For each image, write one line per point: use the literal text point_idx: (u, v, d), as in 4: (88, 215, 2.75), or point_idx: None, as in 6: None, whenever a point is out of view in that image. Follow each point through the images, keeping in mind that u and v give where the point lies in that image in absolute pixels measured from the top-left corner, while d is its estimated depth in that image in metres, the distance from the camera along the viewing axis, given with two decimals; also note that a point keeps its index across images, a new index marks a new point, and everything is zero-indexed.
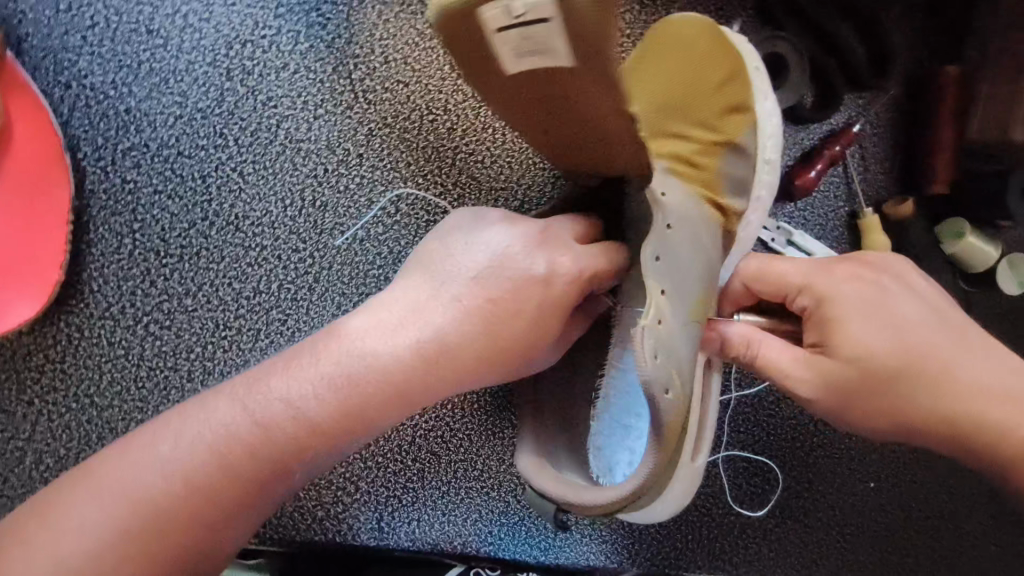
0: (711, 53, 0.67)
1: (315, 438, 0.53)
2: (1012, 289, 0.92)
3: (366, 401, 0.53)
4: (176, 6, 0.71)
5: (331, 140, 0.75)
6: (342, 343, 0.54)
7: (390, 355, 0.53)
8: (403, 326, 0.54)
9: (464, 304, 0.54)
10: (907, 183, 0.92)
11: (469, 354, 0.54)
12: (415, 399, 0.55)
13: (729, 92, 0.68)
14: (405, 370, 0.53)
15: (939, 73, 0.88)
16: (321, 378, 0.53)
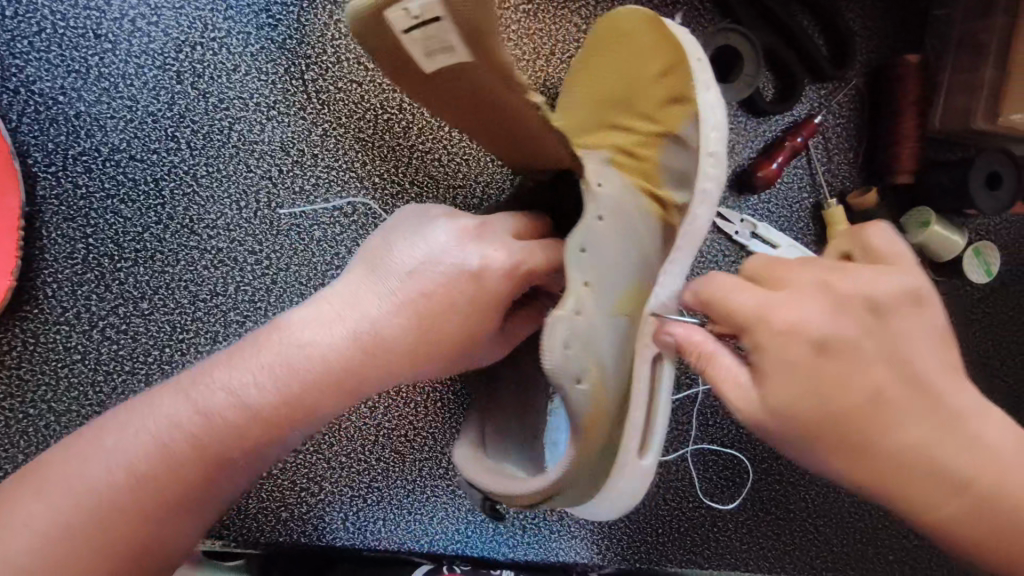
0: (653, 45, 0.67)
1: (258, 426, 0.52)
2: (978, 277, 0.92)
3: (312, 389, 0.52)
4: (123, 10, 0.71)
5: (285, 141, 0.75)
6: (284, 334, 0.53)
7: (330, 344, 0.52)
8: (345, 316, 0.53)
9: (402, 293, 0.54)
10: (870, 174, 0.92)
11: (413, 342, 0.54)
12: (362, 386, 0.54)
13: (670, 81, 0.67)
14: (349, 358, 0.52)
15: (900, 62, 0.88)
16: (263, 368, 0.52)
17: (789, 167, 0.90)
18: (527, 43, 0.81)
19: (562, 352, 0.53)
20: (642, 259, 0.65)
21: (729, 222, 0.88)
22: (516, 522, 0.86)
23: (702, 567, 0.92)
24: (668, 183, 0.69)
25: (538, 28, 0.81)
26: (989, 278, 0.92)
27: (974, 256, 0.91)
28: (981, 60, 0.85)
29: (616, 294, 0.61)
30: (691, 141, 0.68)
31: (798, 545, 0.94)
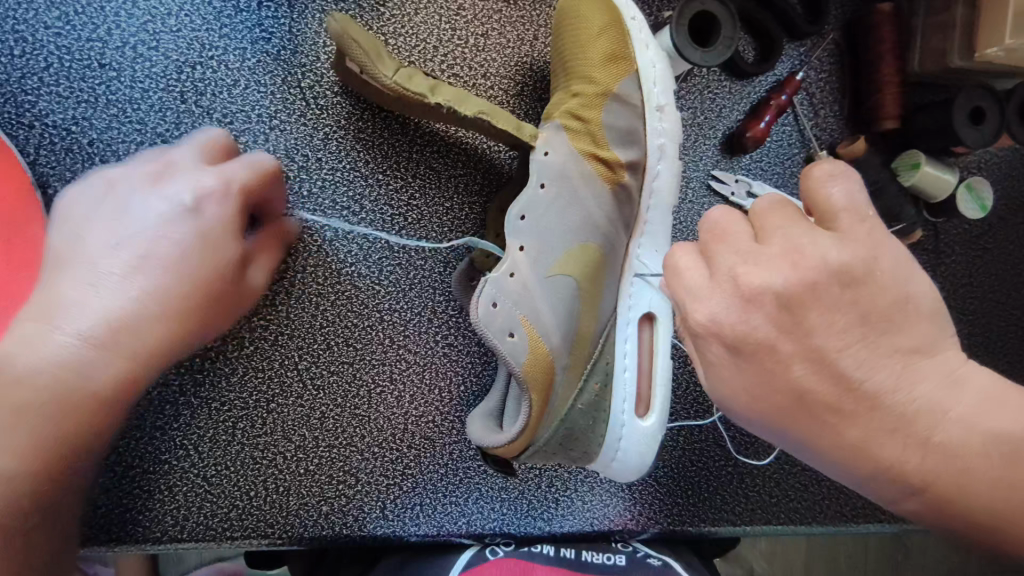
0: (591, 10, 0.71)
1: (130, 354, 0.59)
2: (971, 212, 0.93)
3: (155, 314, 0.59)
4: (124, 39, 0.74)
5: (290, 149, 0.78)
6: (78, 292, 0.57)
7: (159, 269, 0.59)
8: (133, 256, 0.59)
9: (156, 187, 0.62)
10: (856, 123, 0.94)
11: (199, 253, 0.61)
12: (205, 294, 0.62)
13: (608, 46, 0.71)
14: (176, 275, 0.60)
15: (874, 12, 0.90)
16: (104, 309, 0.57)
17: (777, 125, 0.93)
18: (511, 30, 0.84)
19: (494, 308, 0.64)
20: (594, 224, 0.70)
21: (723, 184, 0.90)
22: (548, 496, 0.88)
23: (735, 524, 0.94)
24: (615, 143, 0.72)
25: (521, 15, 0.84)
26: (983, 213, 0.93)
27: (968, 195, 0.93)
28: (952, 1, 0.87)
29: (557, 258, 0.68)
30: (630, 101, 0.73)
31: (828, 495, 0.96)
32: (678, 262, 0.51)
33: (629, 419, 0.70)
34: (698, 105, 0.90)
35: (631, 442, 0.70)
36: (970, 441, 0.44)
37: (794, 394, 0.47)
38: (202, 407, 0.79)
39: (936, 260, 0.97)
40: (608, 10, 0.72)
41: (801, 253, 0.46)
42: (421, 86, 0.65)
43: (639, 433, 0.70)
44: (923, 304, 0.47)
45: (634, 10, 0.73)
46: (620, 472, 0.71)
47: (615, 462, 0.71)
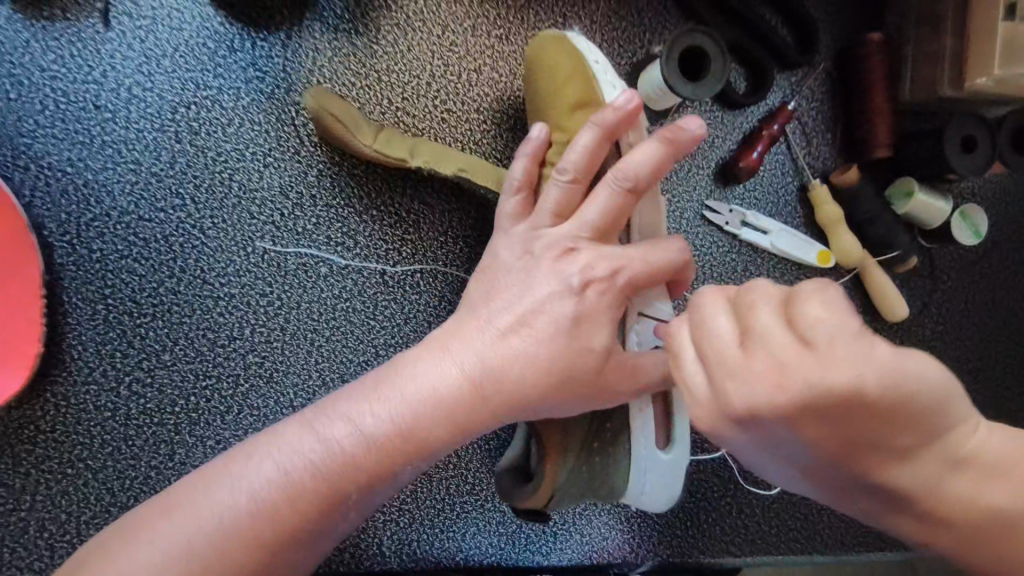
0: (556, 65, 0.71)
1: (352, 473, 0.55)
2: (967, 239, 0.93)
3: (465, 406, 0.58)
4: (119, 80, 0.75)
5: (283, 186, 0.79)
6: (277, 427, 0.57)
7: (439, 379, 0.58)
8: (393, 381, 0.58)
9: (555, 261, 0.61)
10: (849, 152, 0.94)
11: (572, 343, 0.59)
12: (499, 398, 0.58)
13: (571, 96, 0.69)
14: (433, 383, 0.58)
15: (864, 42, 0.91)
16: (327, 434, 0.55)
17: (770, 154, 0.93)
18: (503, 65, 0.85)
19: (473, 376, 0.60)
20: None
21: (717, 213, 0.91)
22: (546, 529, 0.88)
23: (735, 555, 0.93)
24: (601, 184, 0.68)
25: (513, 50, 0.85)
26: (978, 240, 0.93)
27: (962, 221, 0.93)
28: (941, 31, 0.87)
29: None
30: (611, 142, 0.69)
31: (828, 524, 0.96)
32: (678, 347, 0.47)
33: (652, 459, 0.67)
34: None
35: (654, 477, 0.68)
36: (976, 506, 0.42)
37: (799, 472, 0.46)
38: (198, 446, 0.77)
39: (931, 288, 0.97)
40: (572, 59, 0.70)
41: (787, 368, 0.39)
42: (399, 152, 0.75)
43: (662, 471, 0.68)
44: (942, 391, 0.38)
45: (597, 54, 0.70)
46: (647, 507, 0.70)
47: (640, 499, 0.69)
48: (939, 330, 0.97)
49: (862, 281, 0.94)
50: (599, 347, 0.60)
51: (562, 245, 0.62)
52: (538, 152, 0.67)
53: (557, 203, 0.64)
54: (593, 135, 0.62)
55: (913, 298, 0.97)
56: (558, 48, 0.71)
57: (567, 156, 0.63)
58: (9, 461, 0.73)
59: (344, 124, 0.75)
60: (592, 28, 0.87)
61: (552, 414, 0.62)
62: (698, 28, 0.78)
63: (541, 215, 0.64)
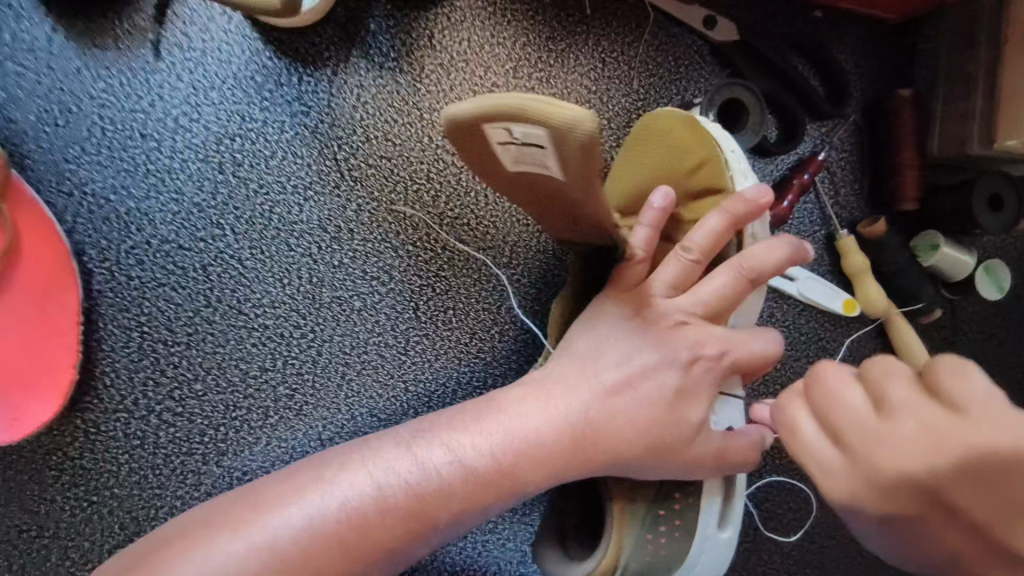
0: (681, 140, 0.69)
1: (444, 498, 0.57)
2: (990, 294, 0.95)
3: (558, 449, 0.60)
4: (166, 110, 0.76)
5: (322, 219, 0.79)
6: (374, 442, 0.60)
7: (542, 422, 0.60)
8: (495, 414, 0.61)
9: (665, 331, 0.65)
10: (877, 203, 0.96)
11: (672, 411, 0.64)
12: (593, 446, 0.61)
13: (702, 180, 0.69)
14: (531, 424, 0.60)
15: (894, 97, 0.92)
16: (426, 457, 0.58)
17: (799, 204, 0.94)
18: None
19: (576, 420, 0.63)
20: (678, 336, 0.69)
21: None
22: None
23: None
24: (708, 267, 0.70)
25: (553, 93, 0.86)
26: (1001, 294, 0.95)
27: (987, 279, 0.94)
28: (971, 90, 0.89)
29: None
30: None
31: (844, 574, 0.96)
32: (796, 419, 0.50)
33: (712, 532, 0.70)
34: None
35: (711, 551, 0.70)
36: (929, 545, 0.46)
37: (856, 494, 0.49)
38: (225, 477, 0.76)
39: (953, 339, 0.98)
40: (701, 139, 0.69)
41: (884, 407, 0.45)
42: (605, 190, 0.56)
43: (721, 546, 0.71)
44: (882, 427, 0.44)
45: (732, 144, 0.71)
46: None
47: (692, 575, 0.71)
48: None
49: (886, 330, 0.95)
50: (694, 421, 0.64)
51: (674, 319, 0.65)
52: (660, 222, 0.64)
53: (677, 279, 0.65)
54: (722, 220, 0.64)
55: (934, 348, 0.98)
56: (683, 125, 0.69)
57: (693, 236, 0.64)
58: (36, 486, 0.73)
59: (532, 152, 0.52)
60: (630, 74, 0.89)
61: (633, 473, 0.65)
62: (738, 81, 0.80)
63: (660, 284, 0.65)
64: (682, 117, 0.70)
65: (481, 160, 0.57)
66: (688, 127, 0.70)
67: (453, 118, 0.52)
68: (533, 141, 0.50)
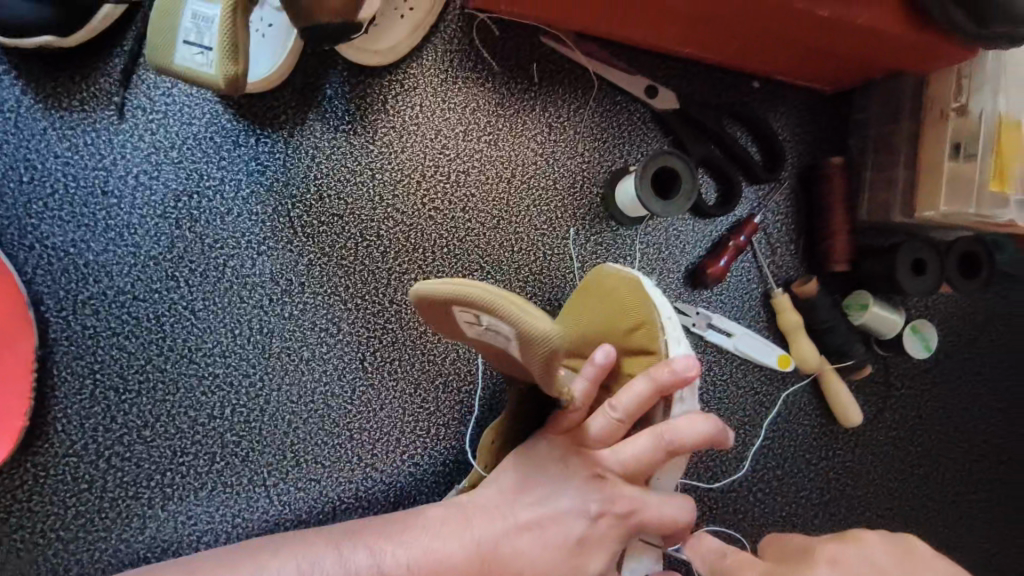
0: (625, 302, 0.70)
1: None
2: (917, 352, 0.99)
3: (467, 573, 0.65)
4: (127, 168, 0.80)
5: (274, 273, 0.83)
6: (310, 543, 0.70)
7: (455, 545, 0.66)
8: (419, 530, 0.68)
9: (585, 484, 0.67)
10: (811, 262, 1.01)
11: (572, 561, 0.66)
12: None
13: (636, 344, 0.69)
14: (444, 545, 0.66)
15: (825, 164, 0.98)
16: (351, 561, 0.67)
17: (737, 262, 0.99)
18: (491, 169, 0.91)
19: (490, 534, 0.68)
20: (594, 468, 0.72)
21: (685, 314, 0.96)
22: None
23: None
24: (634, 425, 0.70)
25: (501, 155, 0.91)
26: (926, 353, 0.99)
27: (913, 334, 0.98)
28: (896, 160, 0.95)
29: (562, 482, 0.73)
30: None
31: None
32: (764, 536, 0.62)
33: None
34: (663, 240, 0.97)
35: None
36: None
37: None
38: (169, 520, 0.79)
39: (884, 392, 1.02)
40: (643, 302, 0.69)
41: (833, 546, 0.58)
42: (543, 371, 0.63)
43: None
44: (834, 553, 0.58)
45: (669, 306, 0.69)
46: None
47: None
48: (888, 435, 1.03)
49: (820, 385, 1.00)
50: (593, 573, 0.66)
51: (592, 470, 0.67)
52: (597, 377, 0.65)
53: (595, 433, 0.66)
54: (647, 386, 0.63)
55: (866, 402, 1.02)
56: (632, 288, 0.70)
57: (622, 396, 0.64)
58: None
59: (494, 334, 0.58)
60: (575, 137, 0.94)
61: None
62: (671, 153, 0.85)
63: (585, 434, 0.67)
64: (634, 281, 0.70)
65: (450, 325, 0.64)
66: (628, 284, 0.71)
67: (437, 293, 0.58)
68: (494, 328, 0.57)
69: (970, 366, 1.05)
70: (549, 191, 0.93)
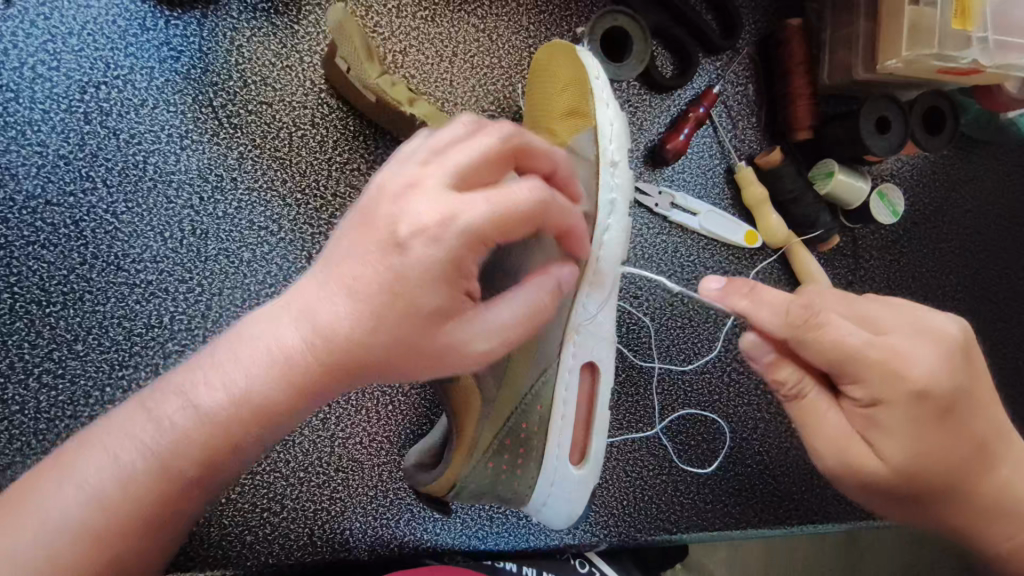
0: (552, 66, 0.74)
1: (190, 451, 0.46)
2: (885, 218, 0.96)
3: (303, 371, 0.46)
4: (22, 59, 0.73)
5: (202, 169, 0.77)
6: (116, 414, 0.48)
7: (282, 342, 0.46)
8: (231, 344, 0.47)
9: (430, 200, 0.46)
10: (774, 134, 0.97)
11: (447, 309, 0.47)
12: (340, 361, 0.46)
13: (569, 103, 0.72)
14: (273, 343, 0.46)
15: (784, 27, 0.94)
16: (155, 411, 0.47)
17: (697, 137, 0.95)
18: (430, 47, 0.85)
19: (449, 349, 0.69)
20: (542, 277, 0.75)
21: (647, 195, 0.92)
22: (482, 514, 0.86)
23: (670, 532, 0.93)
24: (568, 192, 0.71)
25: (439, 32, 0.85)
26: (895, 218, 0.97)
27: (881, 200, 0.96)
28: (855, 15, 0.90)
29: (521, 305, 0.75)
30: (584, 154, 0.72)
31: (762, 500, 0.97)
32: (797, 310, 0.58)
33: (562, 464, 0.74)
34: None
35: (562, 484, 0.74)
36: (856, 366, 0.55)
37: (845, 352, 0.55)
38: None
39: (854, 265, 1.00)
40: (571, 63, 0.74)
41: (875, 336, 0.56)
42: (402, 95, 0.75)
43: (573, 481, 0.75)
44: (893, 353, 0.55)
45: (599, 70, 0.74)
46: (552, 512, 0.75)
47: (547, 509, 0.74)
48: None
49: (788, 261, 0.97)
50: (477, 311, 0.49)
51: (442, 185, 0.46)
52: None
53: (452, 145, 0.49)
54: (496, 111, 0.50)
55: (837, 276, 1.00)
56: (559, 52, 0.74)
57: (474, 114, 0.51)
58: None
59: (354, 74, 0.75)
60: (519, 10, 0.88)
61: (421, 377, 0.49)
62: (621, 9, 0.85)
63: (405, 149, 0.49)
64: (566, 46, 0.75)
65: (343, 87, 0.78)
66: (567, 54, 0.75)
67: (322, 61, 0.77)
68: (351, 62, 0.74)
69: (937, 234, 1.03)
70: (495, 69, 0.87)
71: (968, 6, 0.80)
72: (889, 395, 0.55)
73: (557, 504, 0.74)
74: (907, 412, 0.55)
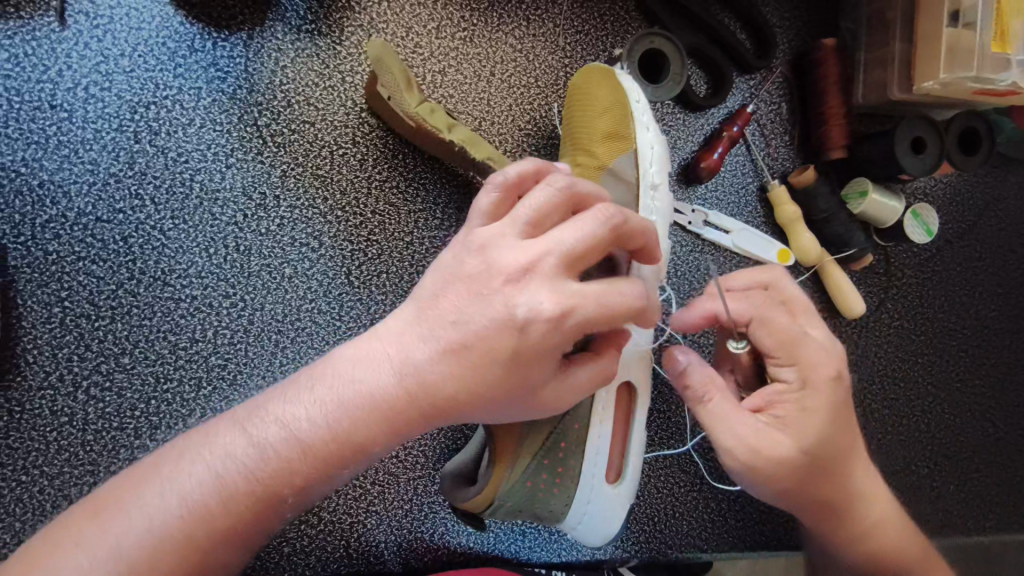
0: (589, 89, 0.75)
1: (285, 476, 0.50)
2: (919, 237, 0.96)
3: (401, 416, 0.51)
4: (76, 80, 0.75)
5: (246, 186, 0.79)
6: (217, 428, 0.52)
7: (380, 381, 0.51)
8: (331, 376, 0.52)
9: (514, 276, 0.51)
10: (807, 153, 0.97)
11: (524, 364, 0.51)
12: (434, 409, 0.51)
13: (610, 124, 0.74)
14: (371, 379, 0.51)
15: (818, 48, 0.94)
16: (259, 437, 0.50)
17: (731, 155, 0.95)
18: (468, 67, 0.86)
19: None
20: None
21: (681, 213, 0.92)
22: (514, 529, 0.86)
23: (701, 550, 0.92)
24: None
25: (478, 52, 0.86)
26: (929, 237, 0.97)
27: (913, 219, 0.96)
28: (891, 35, 0.90)
29: None
30: (626, 175, 0.74)
31: (792, 519, 0.96)
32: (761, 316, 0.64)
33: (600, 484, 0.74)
34: None
35: (598, 505, 0.74)
36: (787, 349, 0.63)
37: (788, 336, 0.63)
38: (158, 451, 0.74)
39: (887, 283, 1.00)
40: (608, 85, 0.75)
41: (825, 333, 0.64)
42: (440, 122, 0.76)
43: (607, 501, 0.75)
44: (804, 349, 0.62)
45: (639, 93, 0.75)
46: (581, 533, 0.75)
47: (580, 529, 0.75)
48: (893, 327, 1.00)
49: (821, 279, 0.97)
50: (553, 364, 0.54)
51: (525, 261, 0.51)
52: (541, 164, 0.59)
53: (533, 212, 0.52)
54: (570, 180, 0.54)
55: (869, 295, 0.99)
56: (598, 75, 0.75)
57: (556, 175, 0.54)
58: None
59: (395, 101, 0.75)
60: (555, 30, 0.89)
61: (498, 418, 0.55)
62: (658, 32, 0.86)
63: (513, 221, 0.52)
64: (603, 69, 0.77)
65: (384, 112, 0.78)
66: (606, 77, 0.76)
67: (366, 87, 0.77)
68: (391, 91, 0.74)
69: (970, 253, 1.03)
70: (532, 89, 0.88)
71: (1007, 29, 0.80)
72: (817, 378, 0.61)
73: (593, 521, 0.74)
74: (831, 400, 0.62)
